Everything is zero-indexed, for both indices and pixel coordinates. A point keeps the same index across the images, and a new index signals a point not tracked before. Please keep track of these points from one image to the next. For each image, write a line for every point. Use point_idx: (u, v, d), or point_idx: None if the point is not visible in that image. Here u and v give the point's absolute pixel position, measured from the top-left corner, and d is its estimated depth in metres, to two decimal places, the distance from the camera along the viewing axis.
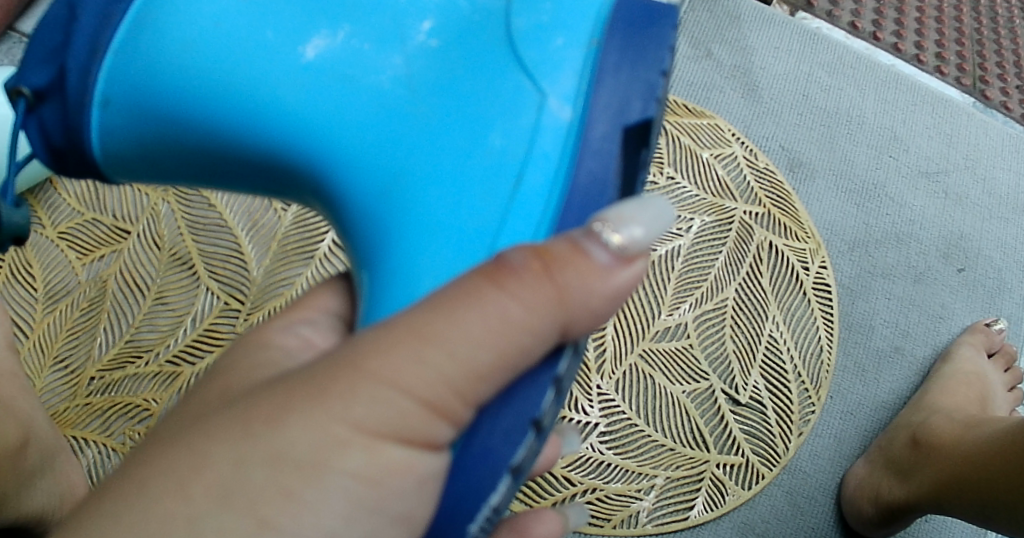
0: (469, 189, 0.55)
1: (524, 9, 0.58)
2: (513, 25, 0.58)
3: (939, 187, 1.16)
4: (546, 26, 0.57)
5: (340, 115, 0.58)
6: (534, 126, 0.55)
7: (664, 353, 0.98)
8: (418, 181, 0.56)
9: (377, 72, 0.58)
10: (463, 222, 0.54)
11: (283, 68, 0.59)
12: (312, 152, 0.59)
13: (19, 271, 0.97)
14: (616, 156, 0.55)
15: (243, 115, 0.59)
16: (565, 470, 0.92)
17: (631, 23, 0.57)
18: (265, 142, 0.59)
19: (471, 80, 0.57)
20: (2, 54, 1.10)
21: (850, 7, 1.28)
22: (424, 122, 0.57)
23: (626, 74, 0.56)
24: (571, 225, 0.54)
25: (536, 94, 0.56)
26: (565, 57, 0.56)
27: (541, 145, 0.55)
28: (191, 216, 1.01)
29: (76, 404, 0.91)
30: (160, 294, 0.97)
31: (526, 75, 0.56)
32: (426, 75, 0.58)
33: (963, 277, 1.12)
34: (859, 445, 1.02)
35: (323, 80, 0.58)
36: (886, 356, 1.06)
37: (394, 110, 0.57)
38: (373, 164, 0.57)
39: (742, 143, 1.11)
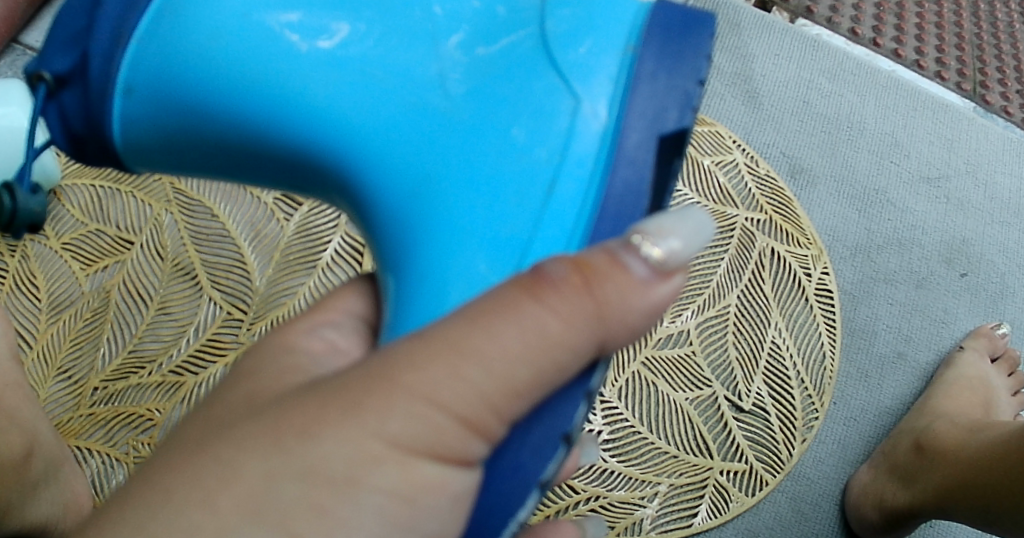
0: (503, 194, 0.58)
1: (556, 13, 0.60)
2: (546, 28, 0.60)
3: (940, 192, 1.16)
4: (577, 32, 0.59)
5: (373, 114, 0.59)
6: (568, 131, 0.58)
7: (666, 361, 0.98)
8: (454, 184, 0.58)
9: (410, 69, 0.59)
10: (497, 227, 0.57)
11: (314, 63, 0.59)
12: (340, 150, 0.59)
13: (22, 282, 0.98)
14: (651, 165, 0.58)
15: (270, 107, 0.58)
16: (569, 478, 0.92)
17: (667, 28, 0.59)
18: (294, 136, 0.59)
19: (505, 82, 0.59)
20: (7, 66, 1.11)
21: (850, 14, 1.28)
22: (459, 123, 0.59)
23: (662, 82, 0.58)
24: (604, 233, 0.57)
25: (571, 100, 0.58)
26: (599, 64, 0.59)
27: (575, 152, 0.58)
28: (194, 226, 1.01)
29: (80, 414, 0.92)
30: (163, 304, 0.97)
31: (562, 80, 0.58)
32: (459, 74, 0.59)
33: (966, 282, 1.12)
34: (863, 451, 1.02)
35: (355, 76, 0.59)
36: (889, 361, 1.06)
37: (427, 110, 0.59)
38: (405, 163, 0.59)
39: (742, 150, 1.11)
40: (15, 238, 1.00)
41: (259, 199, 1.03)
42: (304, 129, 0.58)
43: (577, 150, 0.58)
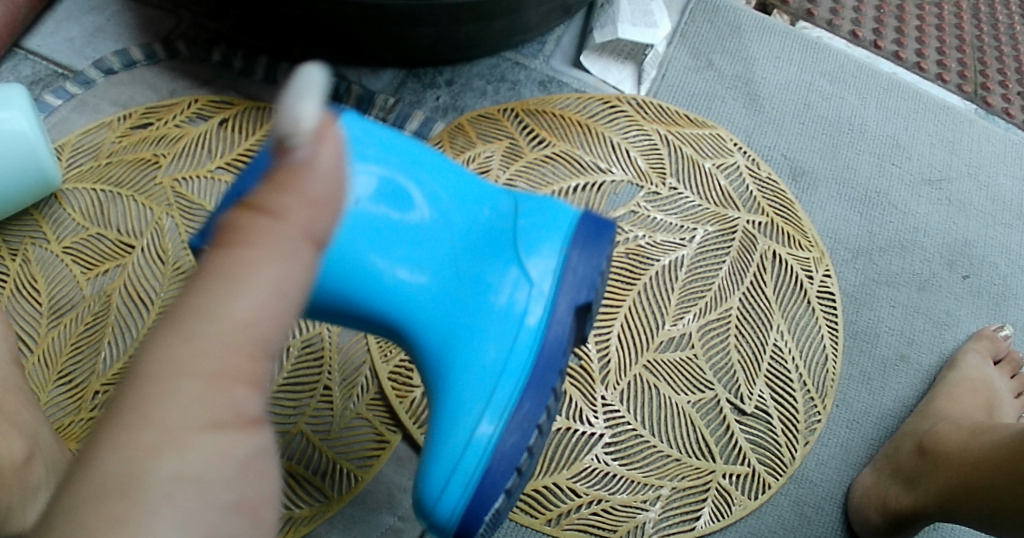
0: (483, 328, 0.74)
1: (523, 215, 0.78)
2: (504, 202, 0.79)
3: (942, 194, 1.16)
4: (529, 229, 0.77)
5: (378, 262, 0.72)
6: (508, 299, 0.74)
7: (668, 364, 0.98)
8: (446, 341, 0.74)
9: (405, 201, 0.73)
10: (479, 364, 0.73)
11: (343, 234, 0.71)
12: (361, 310, 0.73)
13: (23, 286, 0.97)
14: (564, 332, 0.75)
15: (310, 283, 0.71)
16: (570, 481, 0.92)
17: (588, 232, 0.78)
18: (322, 306, 0.73)
19: (484, 245, 0.76)
20: (8, 70, 1.10)
21: (850, 17, 1.29)
22: (444, 251, 0.74)
23: (583, 252, 0.77)
24: (547, 379, 0.74)
25: (524, 278, 0.75)
26: (539, 244, 0.76)
27: (531, 312, 0.74)
28: (194, 230, 1.01)
29: (82, 418, 0.92)
30: (164, 308, 0.97)
31: (519, 267, 0.75)
32: (446, 198, 0.75)
33: (968, 284, 1.11)
34: (867, 454, 1.00)
35: (362, 225, 0.72)
36: (891, 364, 1.05)
37: (418, 239, 0.73)
38: (412, 330, 0.74)
39: (743, 153, 1.12)
40: (15, 242, 1.00)
41: None
42: (329, 296, 0.72)
43: (538, 317, 0.74)
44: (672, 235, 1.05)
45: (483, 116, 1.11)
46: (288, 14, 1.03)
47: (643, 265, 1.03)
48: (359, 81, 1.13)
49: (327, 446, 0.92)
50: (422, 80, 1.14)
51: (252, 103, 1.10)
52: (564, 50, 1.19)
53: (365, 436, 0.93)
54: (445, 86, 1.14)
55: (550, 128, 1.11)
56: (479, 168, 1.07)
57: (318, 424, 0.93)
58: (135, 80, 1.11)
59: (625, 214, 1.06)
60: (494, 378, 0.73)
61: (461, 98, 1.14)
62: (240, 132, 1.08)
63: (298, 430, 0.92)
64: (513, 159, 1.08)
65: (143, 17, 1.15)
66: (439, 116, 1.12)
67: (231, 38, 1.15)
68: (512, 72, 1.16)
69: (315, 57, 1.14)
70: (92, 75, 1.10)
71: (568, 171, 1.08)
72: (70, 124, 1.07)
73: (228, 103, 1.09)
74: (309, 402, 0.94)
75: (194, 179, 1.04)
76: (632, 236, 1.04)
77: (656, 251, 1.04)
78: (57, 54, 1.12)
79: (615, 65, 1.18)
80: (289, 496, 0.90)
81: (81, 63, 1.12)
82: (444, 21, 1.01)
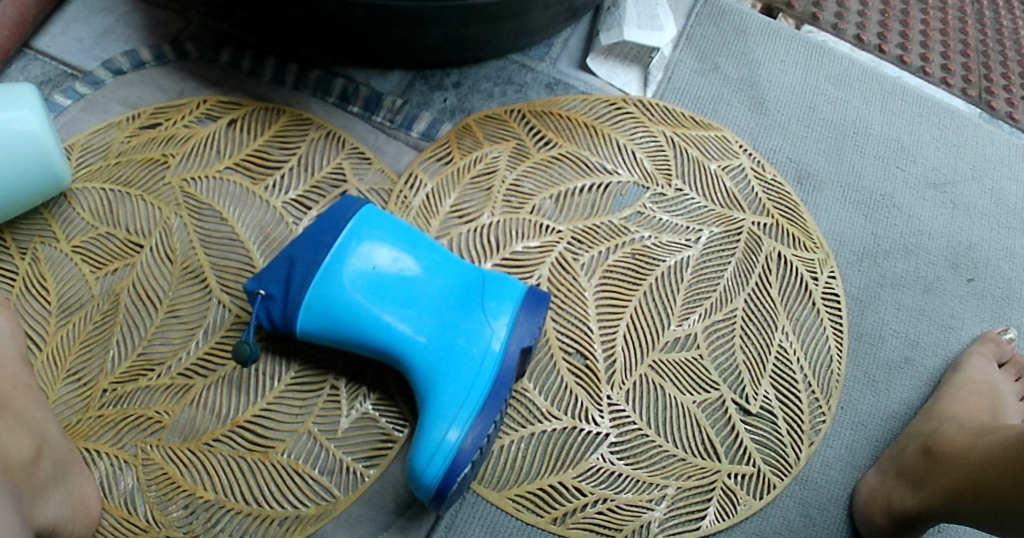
0: (447, 379, 0.88)
1: (493, 287, 0.92)
2: (485, 271, 0.94)
3: (947, 198, 1.16)
4: (498, 301, 0.91)
5: (374, 316, 0.89)
6: (475, 356, 0.88)
7: (674, 364, 0.99)
8: (421, 380, 0.90)
9: (407, 259, 0.91)
10: (442, 404, 0.87)
11: (350, 288, 0.89)
12: (361, 345, 0.91)
13: (33, 284, 0.98)
14: (511, 377, 0.89)
15: (326, 322, 0.90)
16: (576, 481, 0.92)
17: (536, 301, 0.93)
18: (335, 339, 0.91)
19: (460, 308, 0.91)
20: (18, 70, 1.11)
21: (855, 21, 1.29)
22: (427, 311, 0.90)
23: (536, 312, 0.92)
24: (486, 421, 0.87)
25: (487, 332, 0.90)
26: (504, 306, 0.91)
27: (488, 361, 0.88)
28: (204, 229, 1.02)
29: (90, 416, 0.92)
30: (172, 307, 0.98)
31: (484, 322, 0.90)
32: (438, 260, 0.93)
33: (973, 287, 1.11)
34: (871, 455, 1.00)
35: (372, 284, 0.90)
36: (896, 366, 1.05)
37: (410, 295, 0.90)
38: (399, 363, 0.91)
39: (749, 155, 1.13)
40: (24, 241, 1.00)
41: (269, 202, 1.04)
42: (339, 332, 0.90)
43: (494, 355, 0.89)
44: (678, 235, 1.06)
45: (490, 118, 1.12)
46: (296, 15, 1.04)
47: (649, 266, 1.03)
48: (367, 83, 1.14)
49: (334, 444, 0.93)
50: (429, 82, 1.15)
51: (260, 104, 1.11)
52: (570, 52, 1.20)
53: (371, 435, 0.93)
54: (452, 88, 1.15)
55: (557, 129, 1.12)
56: (486, 169, 1.07)
57: (325, 422, 0.93)
58: (144, 80, 1.11)
59: (631, 215, 1.06)
60: (450, 417, 0.86)
61: (468, 100, 1.14)
62: (249, 132, 1.09)
63: (306, 428, 0.93)
64: (520, 160, 1.09)
65: (152, 18, 1.16)
66: (446, 117, 1.13)
67: (240, 40, 1.15)
68: (519, 75, 1.17)
69: (323, 58, 1.15)
70: (101, 74, 1.11)
71: (575, 172, 1.08)
72: (79, 124, 1.08)
73: (237, 103, 1.10)
74: (316, 400, 0.94)
75: (202, 179, 1.05)
76: (638, 237, 1.05)
77: (662, 252, 1.04)
78: (67, 54, 1.13)
79: (621, 67, 1.19)
80: (297, 494, 0.90)
81: (90, 63, 1.12)
82: (452, 24, 1.02)
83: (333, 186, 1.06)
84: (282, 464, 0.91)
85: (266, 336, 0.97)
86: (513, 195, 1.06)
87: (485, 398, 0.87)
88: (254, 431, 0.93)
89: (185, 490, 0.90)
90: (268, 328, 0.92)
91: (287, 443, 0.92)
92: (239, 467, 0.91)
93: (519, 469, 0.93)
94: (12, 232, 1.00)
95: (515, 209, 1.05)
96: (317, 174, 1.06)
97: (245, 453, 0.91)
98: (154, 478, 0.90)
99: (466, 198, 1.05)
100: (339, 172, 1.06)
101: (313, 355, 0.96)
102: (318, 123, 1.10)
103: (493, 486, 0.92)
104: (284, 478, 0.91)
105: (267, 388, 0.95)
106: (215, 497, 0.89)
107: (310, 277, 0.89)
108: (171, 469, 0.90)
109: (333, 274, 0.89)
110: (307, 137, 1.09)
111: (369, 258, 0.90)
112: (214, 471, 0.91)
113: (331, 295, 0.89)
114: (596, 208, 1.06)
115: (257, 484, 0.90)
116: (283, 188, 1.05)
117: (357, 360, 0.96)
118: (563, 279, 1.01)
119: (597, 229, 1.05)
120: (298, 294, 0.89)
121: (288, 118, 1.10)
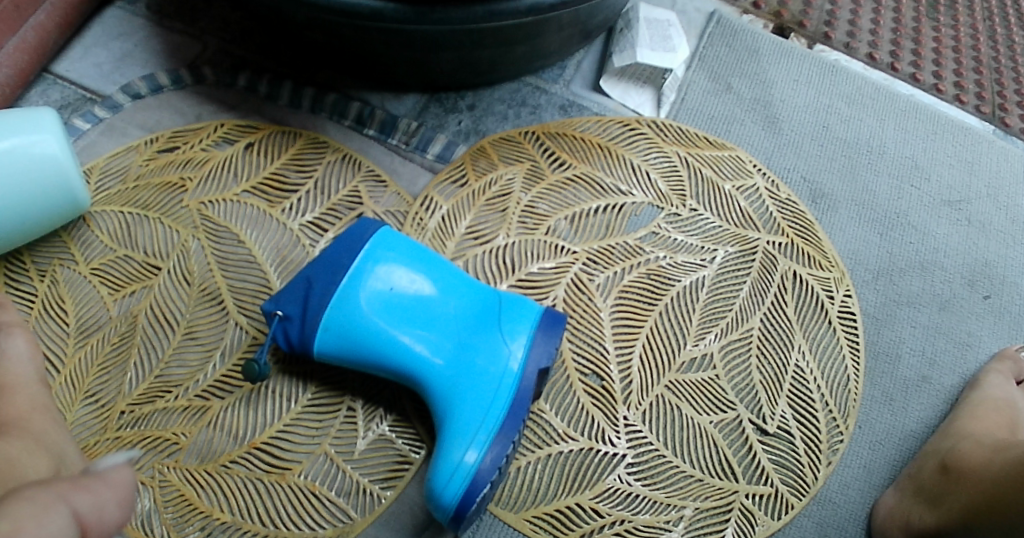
0: (464, 399, 0.88)
1: (510, 309, 0.93)
2: (501, 294, 0.94)
3: (962, 215, 1.16)
4: (516, 322, 0.92)
5: (391, 339, 0.90)
6: (492, 377, 0.89)
7: (690, 384, 0.99)
8: (439, 400, 0.89)
9: (424, 281, 0.92)
10: (460, 425, 0.87)
11: (369, 309, 0.89)
12: (378, 368, 0.91)
13: (51, 307, 0.99)
14: (527, 399, 0.89)
15: (343, 345, 0.90)
16: (593, 502, 0.92)
17: (549, 323, 0.93)
18: (354, 362, 0.91)
19: (477, 329, 0.91)
20: (37, 94, 1.13)
21: (867, 39, 1.30)
22: (444, 332, 0.91)
23: (551, 336, 0.93)
24: (504, 441, 0.87)
25: (504, 353, 0.90)
26: (520, 328, 0.91)
27: (504, 382, 0.89)
28: (221, 252, 1.03)
29: (107, 437, 0.93)
30: (189, 329, 0.98)
31: (502, 343, 0.90)
32: (454, 282, 0.93)
33: (989, 304, 1.11)
34: (890, 474, 0.99)
35: (390, 306, 0.90)
36: (914, 385, 1.04)
37: (428, 317, 0.91)
38: (417, 385, 0.91)
39: (763, 174, 1.13)
40: (42, 263, 1.01)
41: (286, 225, 1.05)
42: (357, 356, 0.90)
43: (512, 375, 0.89)
44: (693, 255, 1.06)
45: (504, 140, 1.13)
46: (313, 39, 1.05)
47: (664, 286, 1.03)
48: (383, 106, 1.15)
49: (351, 466, 0.93)
50: (444, 105, 1.16)
51: (277, 127, 1.12)
52: (584, 75, 1.21)
53: (388, 456, 0.93)
54: (467, 111, 1.16)
55: (571, 151, 1.12)
56: (502, 191, 1.08)
57: (342, 444, 0.94)
58: (162, 104, 1.13)
59: (647, 235, 1.07)
60: (469, 436, 0.86)
61: (483, 122, 1.15)
62: (266, 155, 1.10)
63: (323, 449, 0.93)
64: (535, 182, 1.09)
65: (171, 43, 1.18)
66: (461, 139, 1.14)
67: (257, 65, 1.17)
68: (533, 97, 1.18)
69: (339, 82, 1.17)
70: (120, 99, 1.12)
71: (590, 193, 1.09)
72: (98, 148, 1.09)
73: (254, 127, 1.12)
74: (333, 422, 0.95)
75: (219, 202, 1.06)
76: (653, 257, 1.05)
77: (677, 272, 1.05)
78: (86, 78, 1.14)
79: (634, 89, 1.20)
80: (314, 516, 0.90)
81: (109, 88, 1.14)
82: (466, 47, 1.03)
83: (349, 208, 1.06)
84: (299, 486, 0.91)
85: (283, 358, 0.97)
86: (527, 217, 1.06)
87: (503, 418, 0.88)
88: (271, 452, 0.93)
89: (201, 512, 0.90)
90: (285, 349, 0.93)
91: (303, 465, 0.92)
92: (256, 489, 0.91)
93: (536, 490, 0.92)
94: (31, 254, 1.01)
95: (531, 231, 1.05)
96: (334, 197, 1.07)
97: (262, 474, 0.92)
98: (170, 500, 0.90)
99: (481, 219, 1.06)
100: (355, 195, 1.07)
101: (331, 377, 0.97)
102: (334, 146, 1.11)
103: (510, 507, 0.91)
104: (301, 500, 0.91)
105: (284, 410, 0.95)
106: (232, 519, 0.90)
107: (328, 298, 0.89)
108: (187, 490, 0.91)
109: (350, 295, 0.89)
110: (323, 161, 1.10)
111: (386, 279, 0.91)
112: (230, 493, 0.91)
113: (349, 317, 0.89)
114: (611, 229, 1.07)
115: (274, 506, 0.90)
116: (299, 211, 1.06)
117: (375, 382, 0.97)
118: (578, 300, 1.01)
119: (612, 250, 1.05)
120: (316, 315, 0.89)
121: (304, 141, 1.11)
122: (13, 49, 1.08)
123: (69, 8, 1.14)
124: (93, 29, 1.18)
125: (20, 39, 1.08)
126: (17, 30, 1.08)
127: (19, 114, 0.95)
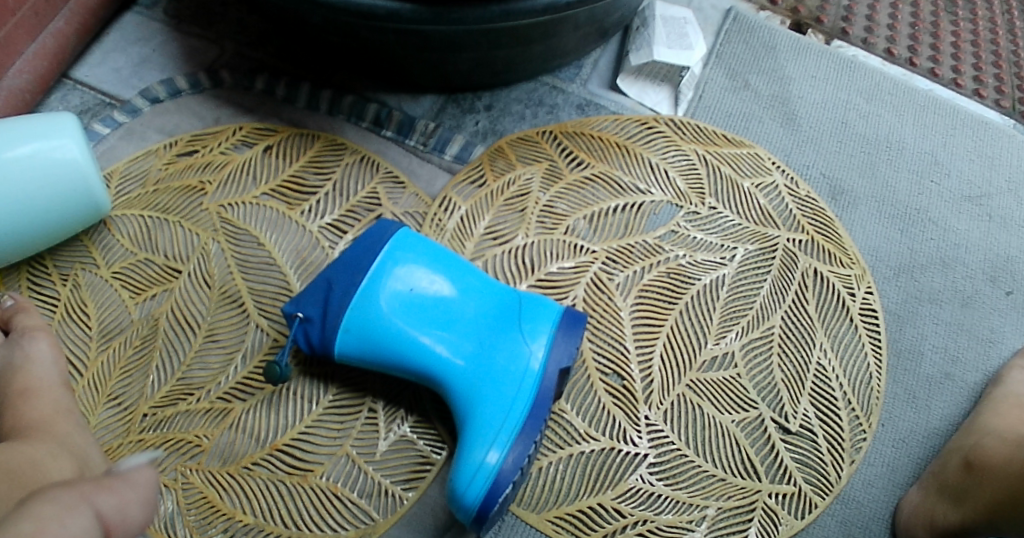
0: (484, 398, 0.88)
1: (530, 310, 0.92)
2: (520, 293, 0.94)
3: (983, 211, 1.15)
4: (535, 322, 0.92)
5: (413, 341, 0.90)
6: (513, 377, 0.89)
7: (711, 383, 0.98)
8: (462, 400, 0.89)
9: (444, 283, 0.92)
10: (482, 424, 0.87)
11: (389, 310, 0.90)
12: (399, 370, 0.91)
13: (74, 311, 0.99)
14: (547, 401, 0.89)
15: (365, 346, 0.90)
16: (615, 502, 0.92)
17: (568, 323, 0.93)
18: (375, 364, 0.92)
19: (497, 330, 0.91)
20: (57, 99, 1.13)
21: (885, 35, 1.30)
22: (465, 334, 0.91)
23: (569, 336, 0.93)
24: (525, 440, 0.87)
25: (525, 353, 0.90)
26: (540, 327, 0.92)
27: (525, 381, 0.89)
28: (241, 254, 1.03)
29: (130, 440, 0.93)
30: (210, 332, 0.99)
31: (523, 343, 0.90)
32: (473, 283, 0.93)
33: (1012, 300, 1.09)
34: (914, 472, 0.98)
35: (411, 307, 0.90)
36: (936, 382, 1.03)
37: (448, 319, 0.91)
38: (438, 385, 0.91)
39: (782, 172, 1.13)
40: (64, 268, 1.02)
41: (305, 227, 1.05)
42: (378, 359, 0.91)
43: (533, 374, 0.89)
44: (713, 253, 1.06)
45: (522, 140, 1.13)
46: (329, 41, 1.05)
47: (684, 285, 1.03)
48: (400, 107, 1.15)
49: (372, 467, 0.93)
50: (461, 105, 1.16)
51: (295, 130, 1.12)
52: (600, 74, 1.21)
53: (409, 458, 0.94)
54: (484, 111, 1.16)
55: (589, 150, 1.12)
56: (520, 191, 1.08)
57: (363, 446, 0.94)
58: (181, 108, 1.13)
59: (666, 234, 1.06)
60: (490, 435, 0.86)
61: (500, 123, 1.16)
62: (284, 158, 1.10)
63: (345, 451, 0.94)
64: (553, 181, 1.09)
65: (189, 47, 1.19)
66: (479, 140, 1.14)
67: (276, 68, 1.18)
68: (550, 97, 1.18)
69: (357, 85, 1.17)
70: (139, 103, 1.13)
71: (608, 192, 1.09)
72: (118, 153, 1.10)
73: (272, 130, 1.12)
74: (354, 423, 0.95)
75: (239, 204, 1.07)
76: (673, 256, 1.05)
77: (697, 270, 1.04)
78: (106, 83, 1.15)
79: (651, 87, 1.19)
80: (337, 517, 0.91)
81: (128, 92, 1.15)
82: (483, 46, 1.03)
83: (367, 210, 1.07)
84: (322, 488, 0.92)
85: (304, 360, 0.98)
86: (546, 217, 1.06)
87: (524, 418, 0.88)
88: (293, 454, 0.93)
89: (224, 514, 0.90)
90: (306, 351, 0.93)
91: (325, 467, 0.93)
92: (278, 491, 0.91)
93: (558, 490, 0.92)
94: (53, 259, 1.02)
95: (549, 231, 1.05)
96: (352, 199, 1.07)
97: (285, 476, 0.92)
98: (193, 502, 0.91)
99: (500, 219, 1.06)
100: (374, 197, 1.07)
101: (351, 379, 0.97)
102: (352, 148, 1.11)
103: (532, 508, 0.91)
104: (323, 502, 0.91)
105: (305, 412, 0.95)
106: (254, 521, 0.90)
107: (348, 299, 0.90)
108: (210, 493, 0.91)
109: (371, 296, 0.90)
110: (341, 162, 1.10)
111: (406, 280, 0.91)
112: (253, 495, 0.91)
113: (370, 318, 0.89)
114: (630, 228, 1.06)
115: (297, 507, 0.91)
116: (318, 213, 1.06)
117: (396, 383, 0.97)
118: (598, 299, 1.01)
119: (632, 249, 1.05)
120: (337, 317, 0.89)
121: (322, 143, 1.11)
122: (33, 56, 1.09)
123: (88, 14, 1.15)
124: (112, 34, 1.19)
125: (39, 45, 1.09)
126: (36, 36, 1.09)
127: (40, 119, 0.96)
